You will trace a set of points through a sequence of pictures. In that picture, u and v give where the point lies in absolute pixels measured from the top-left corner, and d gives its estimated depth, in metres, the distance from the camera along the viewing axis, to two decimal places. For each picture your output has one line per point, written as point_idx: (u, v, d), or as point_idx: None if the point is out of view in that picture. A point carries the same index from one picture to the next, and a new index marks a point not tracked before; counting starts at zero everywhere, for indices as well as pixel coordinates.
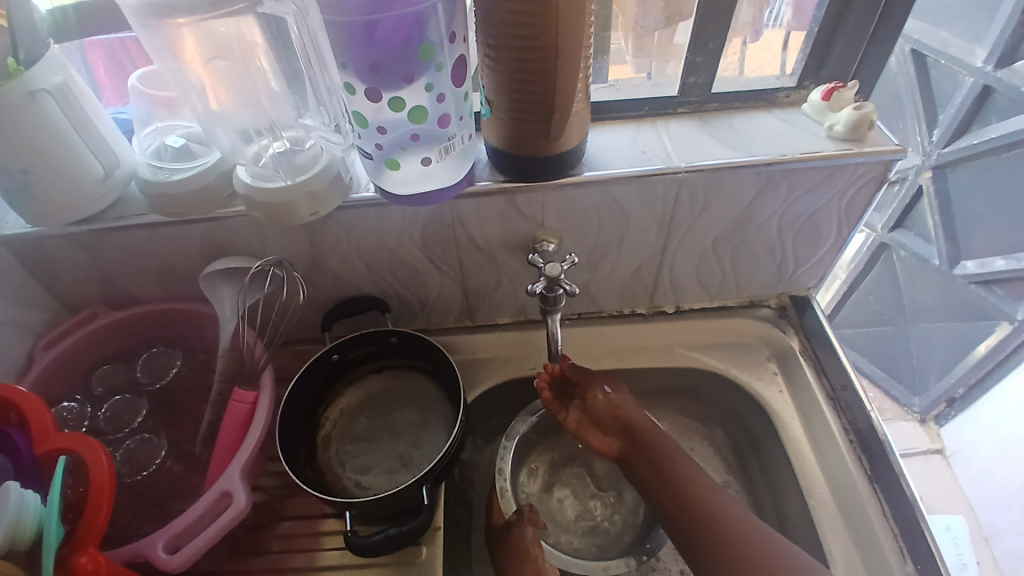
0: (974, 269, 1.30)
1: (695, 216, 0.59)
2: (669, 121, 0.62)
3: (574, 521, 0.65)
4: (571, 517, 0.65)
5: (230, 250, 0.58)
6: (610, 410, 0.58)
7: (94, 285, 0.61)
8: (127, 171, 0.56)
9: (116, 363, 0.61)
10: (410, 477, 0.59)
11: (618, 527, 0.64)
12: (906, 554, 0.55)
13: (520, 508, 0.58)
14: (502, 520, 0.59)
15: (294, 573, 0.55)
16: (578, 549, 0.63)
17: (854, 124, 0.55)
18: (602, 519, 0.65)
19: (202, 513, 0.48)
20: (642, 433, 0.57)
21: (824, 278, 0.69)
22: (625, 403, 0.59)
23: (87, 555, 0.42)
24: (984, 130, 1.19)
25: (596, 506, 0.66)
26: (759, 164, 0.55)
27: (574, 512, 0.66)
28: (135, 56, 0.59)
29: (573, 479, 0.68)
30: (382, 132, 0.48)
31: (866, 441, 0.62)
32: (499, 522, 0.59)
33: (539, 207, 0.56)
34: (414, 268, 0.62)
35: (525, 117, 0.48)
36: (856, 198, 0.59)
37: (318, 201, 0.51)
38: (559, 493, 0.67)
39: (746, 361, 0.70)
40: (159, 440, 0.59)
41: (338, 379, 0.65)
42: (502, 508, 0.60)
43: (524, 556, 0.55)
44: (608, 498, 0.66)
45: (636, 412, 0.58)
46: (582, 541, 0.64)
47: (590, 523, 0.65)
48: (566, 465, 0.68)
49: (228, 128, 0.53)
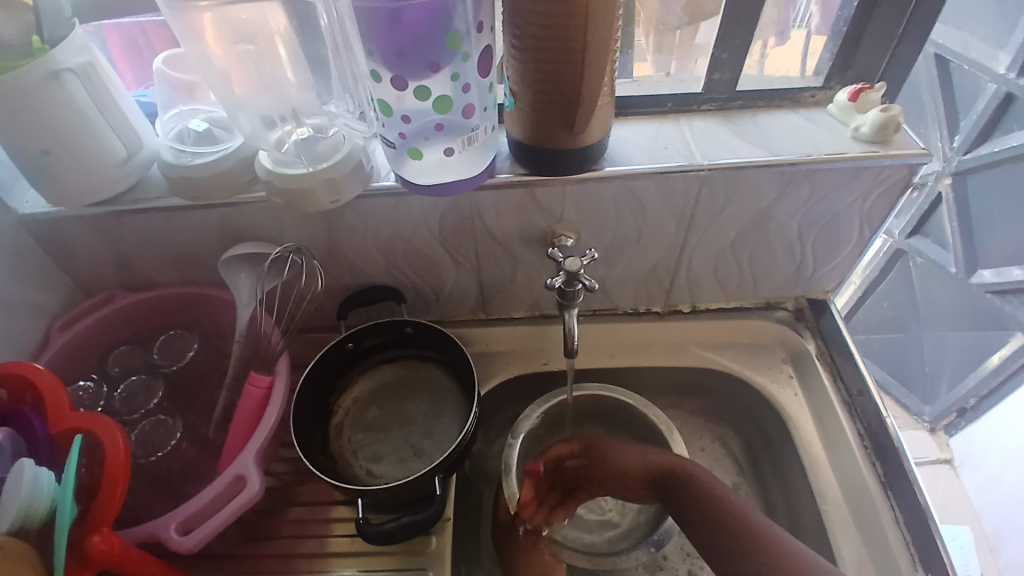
0: (990, 277, 1.28)
1: (715, 214, 0.59)
2: (692, 117, 0.61)
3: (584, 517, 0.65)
4: (583, 513, 0.65)
5: (249, 235, 0.58)
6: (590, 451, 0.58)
7: (112, 267, 0.61)
8: (149, 154, 0.56)
9: (132, 346, 0.62)
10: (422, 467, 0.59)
11: (629, 519, 0.64)
12: (917, 561, 0.55)
13: (528, 501, 0.58)
14: (509, 514, 0.59)
15: (303, 559, 0.56)
16: (588, 543, 0.63)
17: (880, 125, 0.55)
18: (613, 514, 0.65)
19: (216, 496, 0.49)
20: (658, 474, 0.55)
21: (843, 280, 0.68)
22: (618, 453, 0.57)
23: (99, 535, 0.43)
24: (1005, 137, 1.17)
25: (608, 499, 0.66)
26: (783, 164, 0.54)
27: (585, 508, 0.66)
28: (157, 40, 0.59)
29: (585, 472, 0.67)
30: (406, 120, 0.47)
31: (880, 446, 0.61)
32: (506, 516, 0.59)
33: (558, 200, 0.56)
34: (431, 258, 0.62)
35: (549, 109, 0.47)
36: (878, 201, 0.59)
37: (338, 188, 0.51)
38: None
39: (760, 363, 0.69)
40: (174, 423, 0.58)
41: (352, 367, 0.65)
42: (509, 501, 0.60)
43: None
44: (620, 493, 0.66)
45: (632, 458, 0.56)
46: (595, 536, 0.63)
47: (602, 518, 0.65)
48: None
49: (250, 114, 0.53)
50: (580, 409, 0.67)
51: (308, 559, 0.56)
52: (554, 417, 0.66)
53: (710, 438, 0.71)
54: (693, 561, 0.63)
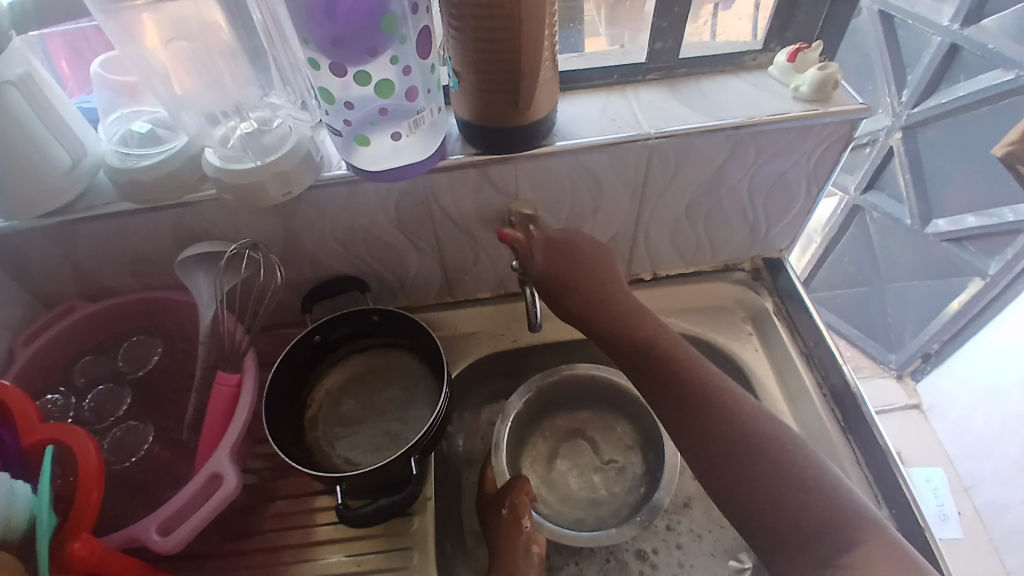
0: (945, 227, 1.32)
1: (667, 182, 0.60)
2: (638, 88, 0.62)
3: (574, 495, 0.66)
4: (575, 489, 0.66)
5: (203, 235, 0.57)
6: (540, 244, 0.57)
7: (69, 278, 0.60)
8: (96, 160, 0.55)
9: (96, 355, 0.60)
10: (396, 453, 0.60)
11: (617, 500, 0.65)
12: (880, 499, 0.57)
13: (514, 478, 0.59)
14: (495, 487, 0.60)
15: (288, 550, 0.57)
16: (574, 522, 0.63)
17: (819, 84, 0.56)
18: (601, 492, 0.65)
19: (193, 496, 0.49)
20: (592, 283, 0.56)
21: (794, 239, 0.71)
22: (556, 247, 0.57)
23: (79, 542, 0.42)
24: (951, 88, 1.19)
25: (598, 479, 0.66)
26: (728, 128, 0.55)
27: (575, 485, 0.66)
28: (96, 44, 0.58)
29: (583, 450, 0.68)
30: (349, 107, 0.47)
31: (839, 394, 0.63)
32: (491, 490, 0.61)
33: (513, 179, 0.56)
34: (391, 245, 0.62)
35: (493, 87, 0.48)
36: (823, 158, 0.60)
37: (289, 180, 0.51)
38: (560, 469, 0.67)
39: (721, 326, 0.71)
40: (145, 427, 0.58)
41: (321, 360, 0.65)
42: (496, 477, 0.61)
43: (518, 520, 0.56)
44: (611, 472, 0.67)
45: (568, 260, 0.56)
46: (582, 513, 0.64)
47: (590, 496, 0.65)
48: (568, 440, 0.69)
49: (192, 111, 0.52)
50: (572, 387, 0.68)
51: (294, 550, 0.57)
52: (546, 398, 0.68)
53: None
54: (669, 518, 0.64)
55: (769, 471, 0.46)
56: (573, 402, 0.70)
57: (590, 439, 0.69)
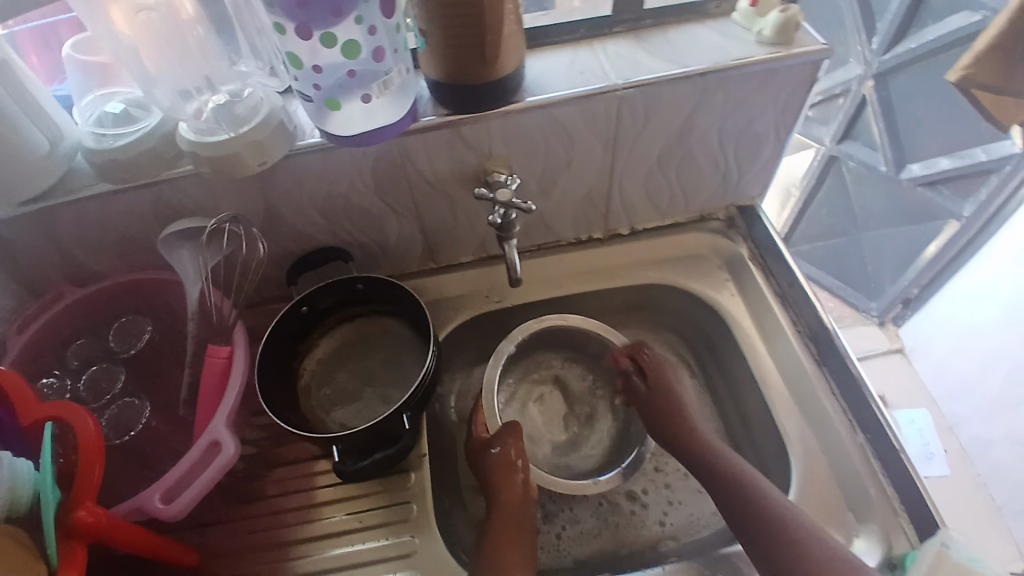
0: (919, 172, 1.36)
1: (638, 133, 0.61)
2: (604, 42, 0.62)
3: (548, 438, 0.70)
4: (548, 437, 0.70)
5: (183, 212, 0.58)
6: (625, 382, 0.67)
7: (55, 263, 0.61)
8: (73, 143, 0.55)
9: (88, 337, 0.61)
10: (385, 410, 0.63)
11: (588, 444, 0.70)
12: (856, 426, 0.60)
13: (507, 424, 0.62)
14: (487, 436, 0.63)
15: (292, 513, 0.59)
16: (548, 464, 0.68)
17: (781, 27, 0.57)
18: (574, 437, 0.71)
19: (194, 464, 0.50)
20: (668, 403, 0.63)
21: (766, 185, 0.72)
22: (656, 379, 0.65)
23: (85, 510, 0.43)
24: (921, 31, 1.19)
25: (572, 425, 0.71)
26: (694, 76, 0.57)
27: (549, 429, 0.71)
28: (66, 34, 0.57)
29: (555, 400, 0.73)
30: (318, 71, 0.48)
31: (813, 330, 0.66)
32: (482, 437, 0.63)
33: (486, 136, 0.57)
34: (371, 212, 0.63)
35: (460, 45, 0.48)
36: (790, 101, 0.62)
37: (264, 150, 0.51)
38: (532, 414, 0.72)
39: (699, 273, 0.73)
40: (141, 404, 0.59)
41: (310, 330, 0.66)
42: (487, 425, 0.63)
43: (510, 465, 0.59)
44: (584, 419, 0.72)
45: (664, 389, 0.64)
46: (555, 458, 0.69)
47: (563, 441, 0.70)
48: (548, 388, 0.74)
49: (166, 88, 0.53)
50: (561, 336, 0.72)
51: (297, 512, 0.59)
52: (537, 339, 0.71)
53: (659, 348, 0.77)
54: (660, 459, 0.68)
55: (767, 514, 0.52)
56: (558, 346, 0.74)
57: (566, 387, 0.74)
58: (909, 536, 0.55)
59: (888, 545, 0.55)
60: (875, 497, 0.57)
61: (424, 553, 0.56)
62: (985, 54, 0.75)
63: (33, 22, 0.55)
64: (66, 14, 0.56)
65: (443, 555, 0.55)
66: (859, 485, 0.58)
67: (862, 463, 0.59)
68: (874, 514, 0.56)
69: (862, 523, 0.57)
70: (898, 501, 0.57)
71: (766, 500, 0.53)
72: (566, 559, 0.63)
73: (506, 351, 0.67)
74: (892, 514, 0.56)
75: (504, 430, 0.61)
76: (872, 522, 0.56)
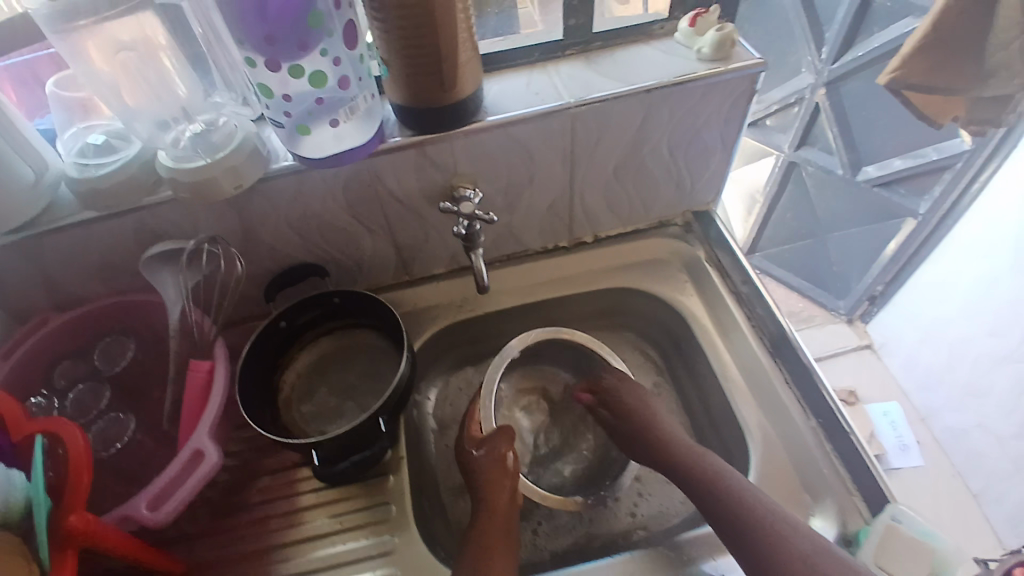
0: (874, 173, 1.43)
1: (594, 147, 0.65)
2: (558, 63, 0.66)
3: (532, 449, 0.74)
4: (529, 448, 0.74)
5: (164, 235, 0.61)
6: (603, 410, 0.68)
7: (39, 291, 0.63)
8: (57, 174, 0.58)
9: (74, 359, 0.63)
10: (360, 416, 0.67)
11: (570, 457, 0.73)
12: (809, 411, 0.64)
13: (500, 427, 0.65)
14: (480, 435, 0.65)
15: (277, 520, 0.61)
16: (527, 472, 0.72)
17: (718, 44, 0.62)
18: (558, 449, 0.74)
19: (179, 473, 0.53)
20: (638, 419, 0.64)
21: (719, 191, 0.77)
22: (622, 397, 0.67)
23: (76, 516, 0.45)
24: (866, 40, 1.27)
25: (556, 438, 0.75)
26: (640, 92, 0.61)
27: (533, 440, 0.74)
28: (46, 72, 0.60)
29: (540, 416, 0.76)
30: (288, 99, 0.52)
31: (765, 324, 0.70)
32: (476, 433, 0.66)
33: (450, 155, 0.61)
34: (345, 230, 0.66)
35: (420, 71, 0.52)
36: (732, 111, 0.66)
37: (240, 174, 0.55)
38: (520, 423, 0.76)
39: (661, 274, 0.77)
40: (127, 418, 0.61)
41: (290, 345, 0.69)
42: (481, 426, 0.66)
43: (501, 460, 0.62)
44: (567, 434, 0.75)
45: (631, 406, 0.66)
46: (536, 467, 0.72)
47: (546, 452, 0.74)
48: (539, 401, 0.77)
49: (144, 120, 0.56)
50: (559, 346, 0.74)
51: (283, 519, 0.61)
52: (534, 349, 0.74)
53: (629, 350, 0.81)
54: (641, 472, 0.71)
55: (741, 503, 0.53)
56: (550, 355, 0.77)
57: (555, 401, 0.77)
58: (862, 513, 0.58)
59: (843, 522, 0.58)
60: (829, 476, 0.61)
61: (402, 551, 0.58)
62: (905, 59, 1.03)
63: (13, 61, 0.58)
64: (47, 51, 0.59)
65: (421, 552, 0.58)
66: (814, 466, 0.61)
67: (816, 445, 0.62)
68: (830, 493, 0.60)
69: (817, 502, 0.60)
70: (850, 479, 0.60)
71: (738, 490, 0.54)
72: (543, 554, 0.66)
73: (509, 356, 0.69)
74: (846, 492, 0.60)
75: (496, 436, 0.64)
76: (827, 502, 0.59)
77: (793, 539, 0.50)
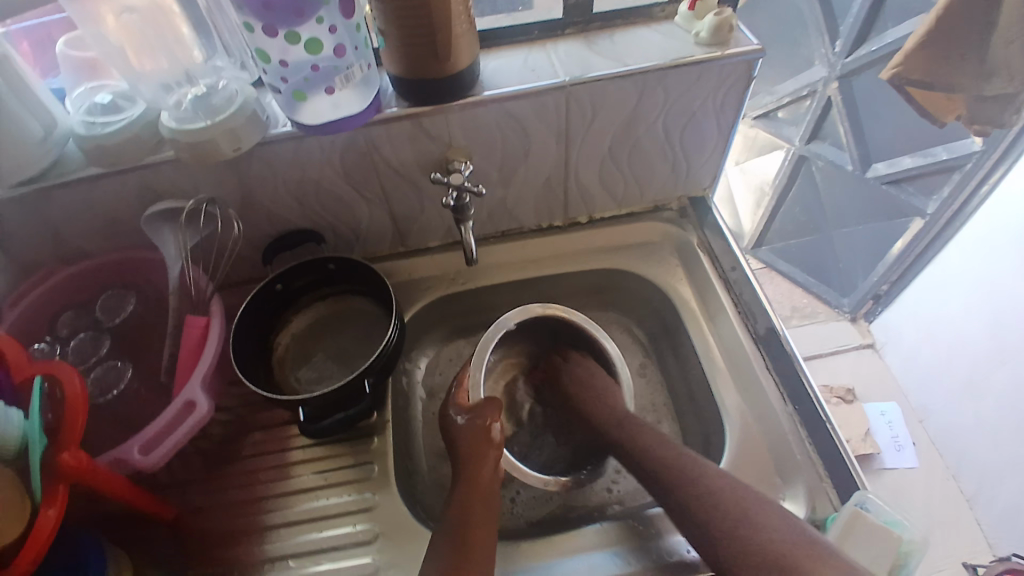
0: (884, 170, 1.42)
1: (587, 126, 0.66)
2: (557, 41, 0.67)
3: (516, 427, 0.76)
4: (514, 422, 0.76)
5: (166, 194, 0.63)
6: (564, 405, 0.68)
7: (47, 245, 0.66)
8: (65, 132, 0.60)
9: (77, 309, 0.66)
10: (348, 374, 0.70)
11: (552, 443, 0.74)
12: (787, 398, 0.65)
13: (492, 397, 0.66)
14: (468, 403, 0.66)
15: (265, 473, 0.64)
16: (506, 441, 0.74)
17: (715, 28, 0.62)
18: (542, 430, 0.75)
19: (171, 420, 0.55)
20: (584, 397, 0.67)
21: (716, 176, 0.78)
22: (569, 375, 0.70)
23: (70, 454, 0.47)
24: (880, 36, 1.25)
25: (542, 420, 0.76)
26: (635, 73, 0.62)
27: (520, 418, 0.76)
28: (60, 34, 0.63)
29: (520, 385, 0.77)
30: (284, 65, 0.53)
31: (750, 309, 0.71)
32: (465, 401, 0.67)
33: (444, 127, 0.62)
34: (341, 198, 0.68)
35: (415, 43, 0.53)
36: (728, 95, 0.67)
37: (238, 137, 0.57)
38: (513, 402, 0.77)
39: (653, 258, 0.78)
40: (124, 366, 0.63)
41: (286, 307, 0.71)
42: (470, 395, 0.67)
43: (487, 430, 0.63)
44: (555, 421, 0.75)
45: (575, 385, 0.69)
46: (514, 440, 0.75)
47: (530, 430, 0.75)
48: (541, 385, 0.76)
49: (149, 83, 0.58)
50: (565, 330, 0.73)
51: (271, 473, 0.64)
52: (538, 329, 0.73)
53: (619, 331, 0.82)
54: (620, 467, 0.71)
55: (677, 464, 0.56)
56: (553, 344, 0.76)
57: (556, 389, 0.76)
58: (831, 499, 0.59)
59: (812, 508, 0.58)
60: (801, 460, 0.61)
61: (382, 508, 0.61)
62: (911, 53, 1.04)
63: (30, 23, 0.61)
64: (58, 15, 0.62)
65: (400, 512, 0.60)
66: (787, 450, 0.62)
67: (791, 431, 0.63)
68: (801, 476, 0.60)
69: (788, 485, 0.60)
70: (821, 465, 0.61)
71: (676, 452, 0.57)
72: (519, 521, 0.68)
73: (502, 328, 0.67)
74: (817, 478, 0.60)
75: (486, 404, 0.65)
76: (798, 485, 0.60)
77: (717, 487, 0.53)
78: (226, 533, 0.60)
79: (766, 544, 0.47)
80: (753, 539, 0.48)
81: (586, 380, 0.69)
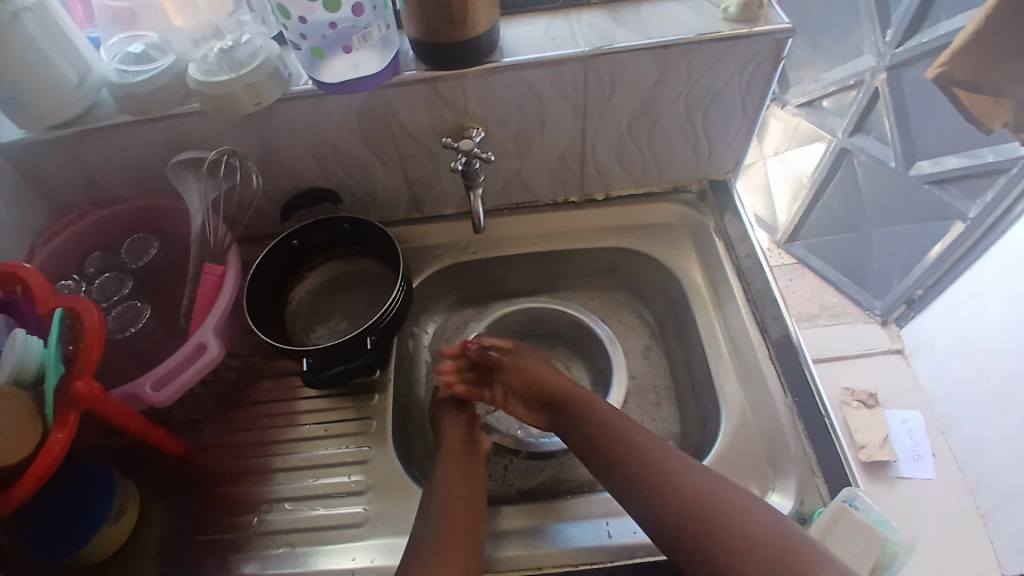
0: (928, 169, 1.37)
1: (605, 100, 0.65)
2: (581, 11, 0.66)
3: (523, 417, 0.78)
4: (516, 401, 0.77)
5: (191, 146, 0.65)
6: (526, 386, 0.67)
7: (80, 189, 0.69)
8: (99, 79, 0.62)
9: (104, 252, 0.69)
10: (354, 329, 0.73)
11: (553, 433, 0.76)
12: (787, 390, 0.64)
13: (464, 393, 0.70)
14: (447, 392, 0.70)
15: (271, 420, 0.66)
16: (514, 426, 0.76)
17: (744, 4, 0.60)
18: None
19: (182, 360, 0.58)
20: (542, 387, 0.66)
21: (739, 161, 0.76)
22: (513, 365, 0.69)
23: (83, 384, 0.50)
24: (933, 27, 1.20)
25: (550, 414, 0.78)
26: (658, 47, 0.60)
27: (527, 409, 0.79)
28: None
29: None
30: (304, 21, 0.56)
31: (759, 298, 0.70)
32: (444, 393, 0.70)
33: (460, 93, 0.62)
34: (358, 159, 0.69)
35: (431, 6, 0.54)
36: (755, 75, 0.65)
37: (259, 92, 0.58)
38: None
39: (666, 241, 0.77)
40: (143, 307, 0.67)
41: (301, 264, 0.73)
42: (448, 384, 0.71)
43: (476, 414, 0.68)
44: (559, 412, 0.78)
45: (522, 373, 0.68)
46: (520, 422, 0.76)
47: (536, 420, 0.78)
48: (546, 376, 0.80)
49: (182, 37, 0.61)
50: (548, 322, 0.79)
51: (276, 420, 0.66)
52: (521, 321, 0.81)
53: (628, 312, 0.82)
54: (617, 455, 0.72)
55: (637, 456, 0.57)
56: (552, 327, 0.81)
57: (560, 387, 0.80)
58: (821, 493, 0.58)
59: (800, 500, 0.57)
60: (795, 452, 0.60)
61: (376, 462, 0.63)
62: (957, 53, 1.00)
63: None
64: None
65: (394, 468, 0.62)
66: (781, 440, 0.61)
67: (788, 422, 0.62)
68: (793, 468, 0.59)
69: (778, 475, 0.60)
70: (815, 459, 0.60)
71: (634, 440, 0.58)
72: (510, 489, 0.69)
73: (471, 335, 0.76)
74: (810, 471, 0.59)
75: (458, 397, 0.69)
76: (789, 477, 0.59)
77: (689, 479, 0.54)
78: (229, 472, 0.63)
79: (746, 534, 0.50)
80: (731, 532, 0.50)
81: (532, 373, 0.68)
